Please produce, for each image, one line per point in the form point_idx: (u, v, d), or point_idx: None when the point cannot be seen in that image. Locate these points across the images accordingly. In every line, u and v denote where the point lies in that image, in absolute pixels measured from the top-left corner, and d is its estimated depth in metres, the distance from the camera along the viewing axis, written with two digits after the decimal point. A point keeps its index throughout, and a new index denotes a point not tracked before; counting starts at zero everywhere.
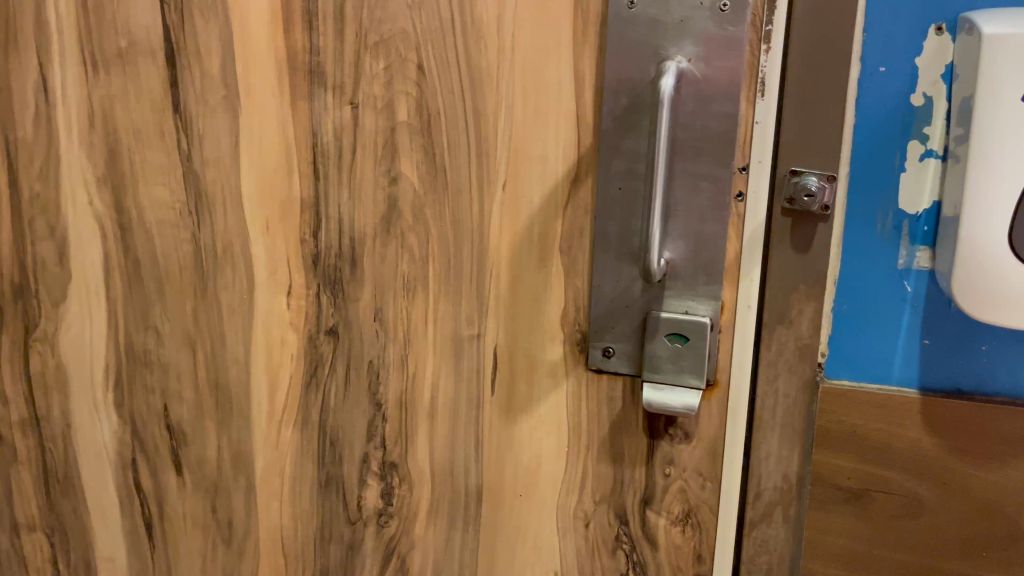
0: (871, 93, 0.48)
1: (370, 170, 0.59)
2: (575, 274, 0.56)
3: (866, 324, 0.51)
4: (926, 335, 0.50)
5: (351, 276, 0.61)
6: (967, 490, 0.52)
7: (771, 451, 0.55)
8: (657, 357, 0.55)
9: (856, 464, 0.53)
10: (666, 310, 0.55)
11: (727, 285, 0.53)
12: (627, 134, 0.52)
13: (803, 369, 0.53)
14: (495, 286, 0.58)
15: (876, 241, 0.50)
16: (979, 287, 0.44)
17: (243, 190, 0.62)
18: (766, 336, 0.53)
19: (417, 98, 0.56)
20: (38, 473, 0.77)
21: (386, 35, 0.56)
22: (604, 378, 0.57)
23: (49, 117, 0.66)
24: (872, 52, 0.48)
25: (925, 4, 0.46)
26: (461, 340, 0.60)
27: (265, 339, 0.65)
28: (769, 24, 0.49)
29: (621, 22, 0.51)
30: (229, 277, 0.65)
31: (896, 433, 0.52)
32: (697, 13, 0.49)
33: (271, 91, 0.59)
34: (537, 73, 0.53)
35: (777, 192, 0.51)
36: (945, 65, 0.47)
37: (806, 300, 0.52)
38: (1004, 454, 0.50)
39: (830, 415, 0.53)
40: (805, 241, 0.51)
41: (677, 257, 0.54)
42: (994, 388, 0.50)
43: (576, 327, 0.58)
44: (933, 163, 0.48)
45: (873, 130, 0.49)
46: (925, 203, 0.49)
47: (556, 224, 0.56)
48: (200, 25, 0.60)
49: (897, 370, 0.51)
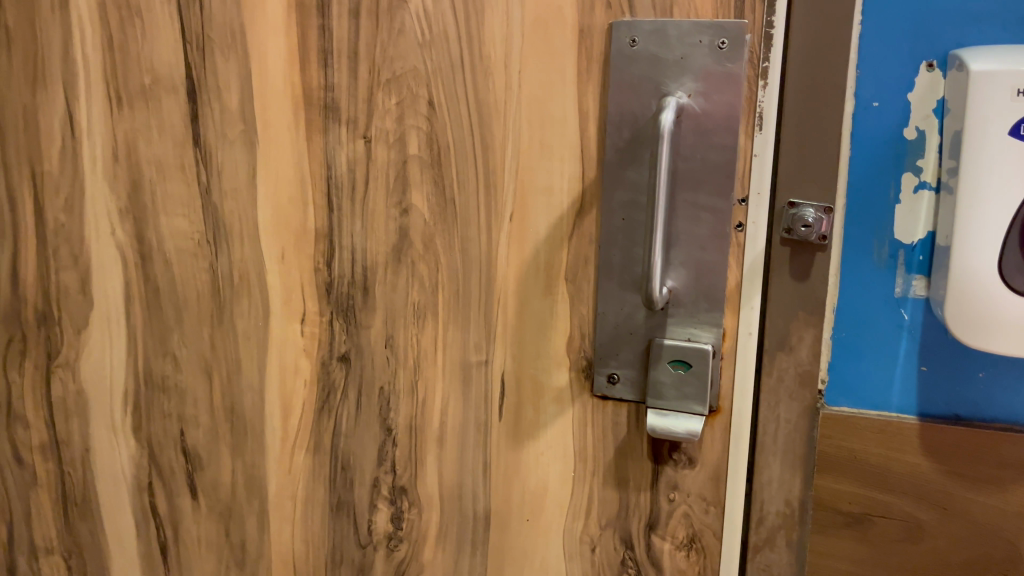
0: (865, 126, 0.50)
1: (382, 201, 0.61)
2: (580, 301, 0.58)
3: (864, 351, 0.52)
4: (923, 363, 0.51)
5: (363, 304, 0.63)
6: (969, 514, 0.52)
7: (772, 476, 0.56)
8: (661, 383, 0.56)
9: (857, 489, 0.54)
10: (670, 337, 0.56)
11: (728, 312, 0.55)
12: (630, 167, 0.54)
13: (803, 396, 0.54)
14: (502, 313, 0.60)
15: (873, 270, 0.51)
16: (972, 315, 0.44)
17: (259, 220, 0.64)
18: (767, 362, 0.54)
19: (428, 132, 0.58)
20: (57, 496, 0.79)
21: (398, 72, 0.58)
22: (609, 404, 0.59)
23: (75, 151, 0.69)
24: (866, 87, 0.49)
25: (916, 42, 0.48)
26: (470, 366, 0.61)
27: (280, 365, 0.67)
28: (766, 60, 0.51)
29: (623, 59, 0.53)
30: (245, 304, 0.67)
31: (896, 458, 0.53)
32: (696, 50, 0.51)
33: (288, 126, 0.62)
34: (543, 108, 0.56)
35: (776, 222, 0.52)
36: (936, 100, 0.48)
37: (805, 327, 0.53)
38: (1003, 478, 0.51)
39: (831, 440, 0.54)
40: (804, 269, 0.52)
41: (680, 286, 0.55)
42: (992, 414, 0.51)
43: (582, 354, 0.59)
44: (927, 194, 0.49)
45: (868, 163, 0.50)
46: (920, 233, 0.50)
47: (561, 253, 0.58)
48: (220, 63, 0.63)
49: (896, 396, 0.52)
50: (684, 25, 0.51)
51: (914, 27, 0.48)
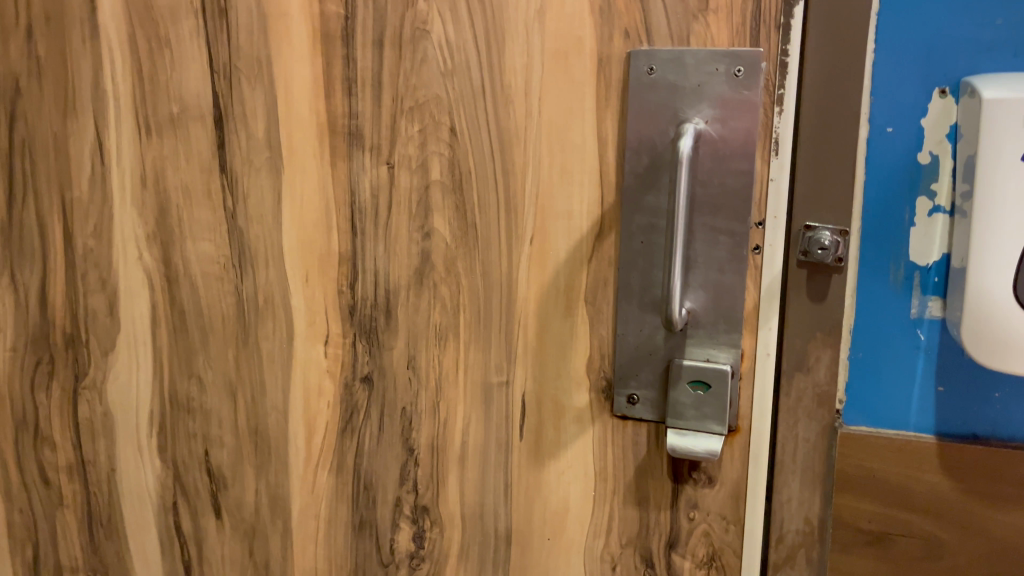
0: (879, 151, 0.51)
1: (404, 226, 0.62)
2: (600, 322, 0.59)
3: (882, 371, 0.53)
4: (940, 382, 0.52)
5: (386, 326, 0.64)
6: (988, 533, 0.53)
7: (792, 494, 0.56)
8: (680, 403, 0.57)
9: (877, 507, 0.54)
10: (689, 358, 0.57)
11: (746, 332, 0.56)
12: (648, 191, 0.56)
13: (821, 415, 0.55)
14: (523, 335, 0.61)
15: (889, 291, 0.52)
16: (988, 336, 0.45)
17: (284, 244, 0.66)
18: (785, 382, 0.55)
19: (450, 158, 0.60)
20: (83, 516, 0.80)
21: (421, 100, 0.60)
22: (629, 424, 0.59)
23: (104, 178, 0.71)
24: (880, 113, 0.51)
25: (928, 69, 0.49)
26: (491, 386, 0.62)
27: (304, 386, 0.68)
28: (781, 88, 0.52)
29: (641, 87, 0.54)
30: (270, 326, 0.68)
31: (914, 476, 0.53)
32: (713, 78, 0.53)
33: (312, 152, 0.63)
34: (562, 134, 0.57)
35: (793, 245, 0.54)
36: (949, 126, 0.49)
37: (822, 347, 0.54)
38: (1021, 497, 0.51)
39: (849, 459, 0.54)
40: (821, 291, 0.53)
41: (698, 307, 0.56)
42: (1009, 434, 0.52)
43: (602, 374, 0.60)
44: (941, 217, 0.50)
45: (883, 186, 0.51)
46: (936, 255, 0.51)
47: (581, 275, 0.59)
48: (247, 91, 0.64)
49: (914, 416, 0.53)
50: (700, 54, 0.53)
51: (926, 56, 0.49)
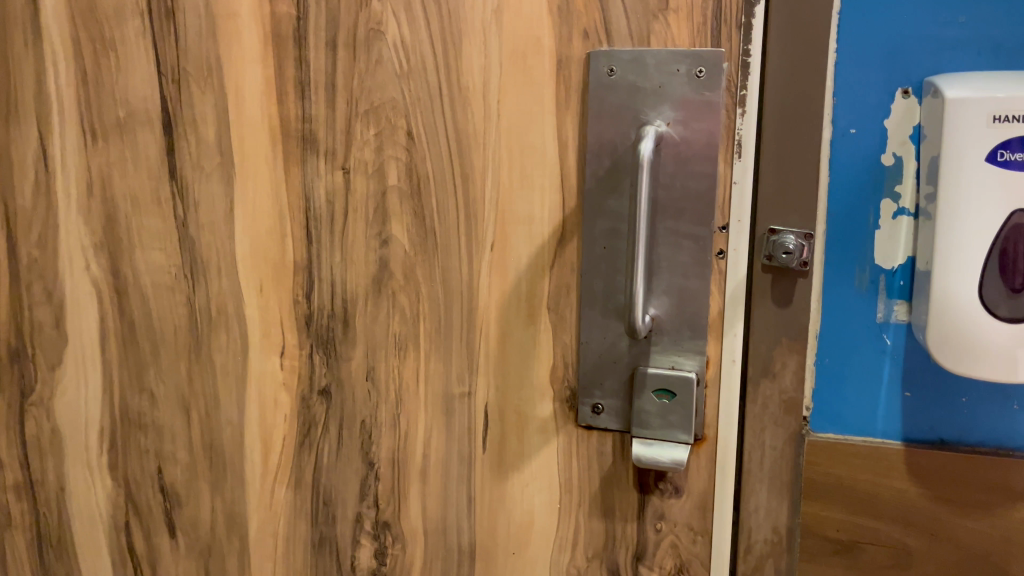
0: (843, 153, 0.50)
1: (361, 233, 0.60)
2: (563, 330, 0.58)
3: (848, 377, 0.52)
4: (906, 388, 0.51)
5: (343, 336, 0.62)
6: (956, 540, 0.52)
7: (759, 504, 0.55)
8: (645, 412, 0.56)
9: (844, 516, 0.53)
10: (653, 366, 0.56)
11: (711, 339, 0.54)
12: (610, 195, 0.54)
13: (788, 423, 0.54)
14: (484, 344, 0.59)
15: (854, 295, 0.51)
16: (954, 340, 0.44)
17: (237, 253, 0.64)
18: (751, 389, 0.54)
19: (407, 163, 0.58)
20: (32, 537, 0.77)
21: (376, 103, 0.58)
22: (594, 434, 0.58)
23: (48, 185, 0.68)
24: (843, 114, 0.50)
25: (890, 69, 0.48)
26: (452, 397, 0.61)
27: (259, 399, 0.66)
28: (743, 89, 0.51)
29: (601, 89, 0.53)
30: (223, 338, 0.66)
31: (881, 484, 0.52)
32: (673, 80, 0.52)
33: (265, 158, 0.61)
34: (522, 137, 0.55)
35: (757, 249, 0.52)
36: (912, 127, 0.49)
37: (788, 353, 0.53)
38: (987, 502, 0.51)
39: (816, 467, 0.53)
40: (786, 296, 0.52)
41: (662, 313, 0.55)
42: (976, 439, 0.51)
43: (565, 384, 0.58)
44: (906, 220, 0.50)
45: (847, 189, 0.50)
46: (900, 258, 0.50)
47: (543, 282, 0.57)
48: (196, 95, 0.62)
49: (881, 422, 0.52)
50: (661, 54, 0.52)
51: (888, 56, 0.48)
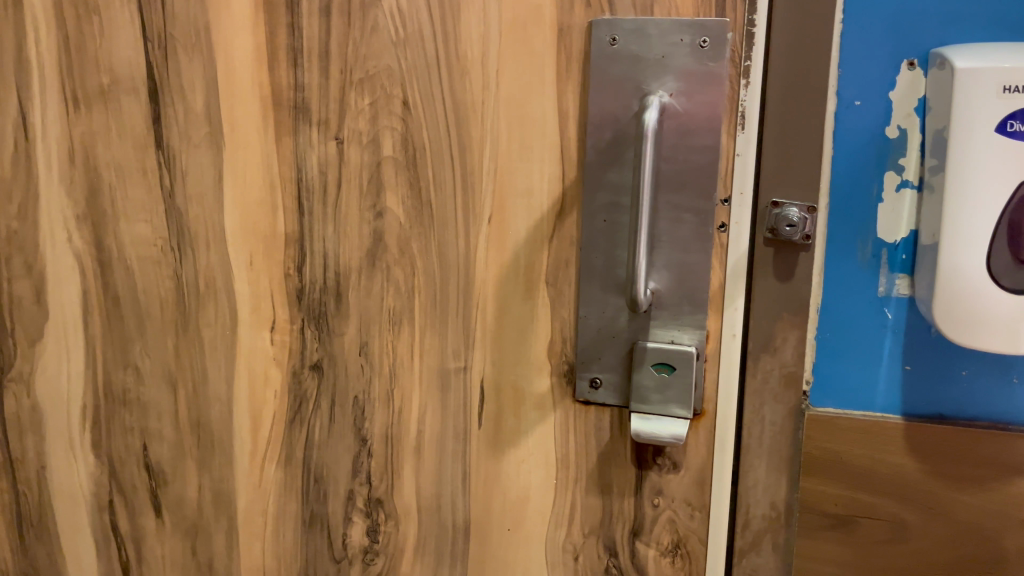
0: (847, 125, 0.50)
1: (355, 205, 0.59)
2: (561, 304, 0.57)
3: (849, 352, 0.52)
4: (907, 362, 0.51)
5: (336, 311, 0.61)
6: (953, 513, 0.52)
7: (758, 479, 0.55)
8: (644, 387, 0.55)
9: (843, 490, 0.53)
10: (653, 340, 0.55)
11: (712, 313, 0.54)
12: (610, 167, 0.53)
13: (788, 398, 0.53)
14: (481, 318, 0.58)
15: (856, 269, 0.51)
16: (960, 312, 0.44)
17: (226, 226, 0.62)
18: (751, 364, 0.54)
19: (403, 133, 0.57)
20: (11, 517, 0.75)
21: (371, 72, 0.56)
22: (592, 409, 0.57)
23: (28, 155, 0.66)
24: (848, 86, 0.49)
25: (897, 41, 0.48)
26: (447, 373, 0.60)
27: (249, 375, 0.64)
28: (748, 60, 0.50)
29: (603, 59, 0.52)
30: (212, 312, 0.64)
31: (880, 458, 0.52)
32: (676, 50, 0.51)
33: (255, 128, 0.60)
34: (521, 108, 0.54)
35: (759, 222, 0.52)
36: (918, 99, 0.48)
37: (789, 327, 0.52)
38: (984, 477, 0.51)
39: (815, 441, 0.53)
40: (788, 270, 0.52)
41: (662, 288, 0.54)
42: (975, 413, 0.51)
43: (563, 359, 0.57)
44: (909, 193, 0.49)
45: (851, 162, 0.50)
46: (903, 233, 0.50)
47: (542, 256, 0.56)
48: (184, 62, 0.60)
49: (880, 396, 0.52)
50: (664, 24, 0.51)
51: (895, 27, 0.48)
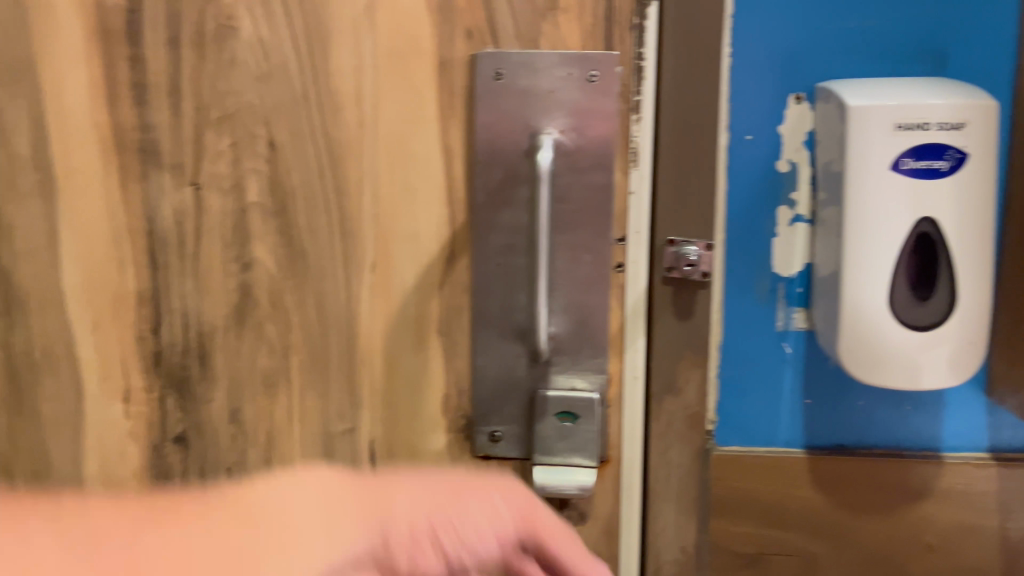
0: (739, 160, 0.49)
1: (218, 257, 0.53)
2: (455, 355, 0.53)
3: (751, 387, 0.52)
4: (807, 395, 0.51)
5: (201, 375, 0.55)
6: (860, 542, 0.51)
7: (667, 523, 0.53)
8: (547, 438, 0.51)
9: (752, 528, 0.53)
10: (553, 388, 0.52)
11: (612, 356, 0.51)
12: (501, 208, 0.50)
13: (693, 438, 0.52)
14: (369, 375, 0.54)
15: (754, 305, 0.51)
16: (865, 351, 0.43)
17: (65, 285, 0.54)
18: (655, 406, 0.52)
19: (270, 177, 0.51)
20: None
21: (231, 109, 0.50)
22: (493, 464, 0.54)
23: None
24: (738, 121, 0.49)
25: (784, 75, 0.48)
26: (333, 434, 0.55)
27: (100, 453, 0.57)
28: (638, 94, 0.48)
29: (488, 93, 0.49)
30: (51, 384, 0.56)
31: (786, 492, 0.52)
32: (565, 84, 0.48)
33: (94, 174, 0.52)
34: (402, 146, 0.50)
35: (657, 261, 0.50)
36: (806, 133, 0.48)
37: (691, 367, 0.51)
38: (888, 505, 0.51)
39: (722, 480, 0.52)
40: (687, 308, 0.50)
41: (561, 332, 0.51)
42: (873, 440, 0.51)
43: (459, 413, 0.54)
44: (802, 227, 0.49)
45: (745, 197, 0.50)
46: (798, 266, 0.50)
47: (432, 304, 0.52)
48: (4, 99, 0.52)
49: (783, 431, 0.52)
50: (551, 57, 0.48)
51: (781, 62, 0.48)
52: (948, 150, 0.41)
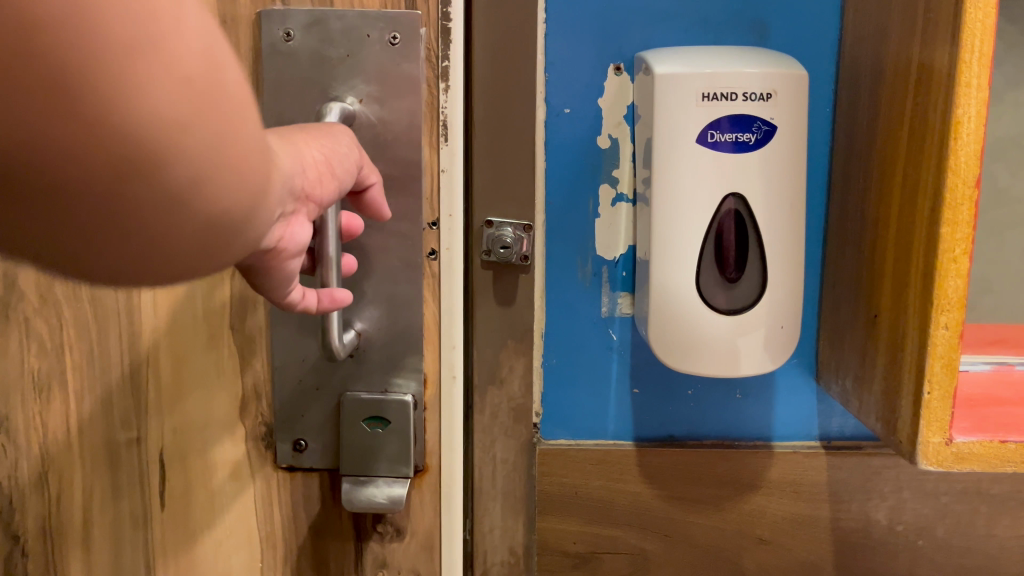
0: (558, 135, 0.46)
1: None
2: (251, 354, 0.46)
3: (578, 377, 0.49)
4: (635, 384, 0.49)
5: None
6: (691, 538, 0.49)
7: (494, 524, 0.50)
8: (357, 446, 0.45)
9: (581, 527, 0.50)
10: (362, 390, 0.45)
11: (429, 353, 0.45)
12: None
13: (519, 432, 0.49)
14: (151, 378, 0.46)
15: (578, 290, 0.48)
16: (676, 336, 0.41)
17: None
18: (478, 399, 0.48)
19: None
20: None
21: None
22: (297, 475, 0.47)
23: None
24: (556, 93, 0.46)
25: (603, 43, 0.45)
26: (108, 451, 0.47)
27: None
28: (445, 59, 0.42)
29: (277, 56, 0.42)
30: None
31: (616, 488, 0.49)
32: (364, 46, 0.41)
33: None
34: None
35: (473, 244, 0.46)
36: (626, 106, 0.46)
37: (515, 356, 0.48)
38: (720, 497, 0.49)
39: (549, 477, 0.49)
40: (508, 294, 0.47)
41: (370, 327, 0.45)
42: (704, 431, 0.49)
43: (260, 420, 0.47)
44: (625, 207, 0.47)
45: (565, 175, 0.47)
46: (622, 248, 0.47)
47: (221, 290, 0.45)
48: None
49: (612, 423, 0.49)
50: (346, 16, 0.41)
51: (599, 29, 0.45)
52: (755, 122, 0.40)
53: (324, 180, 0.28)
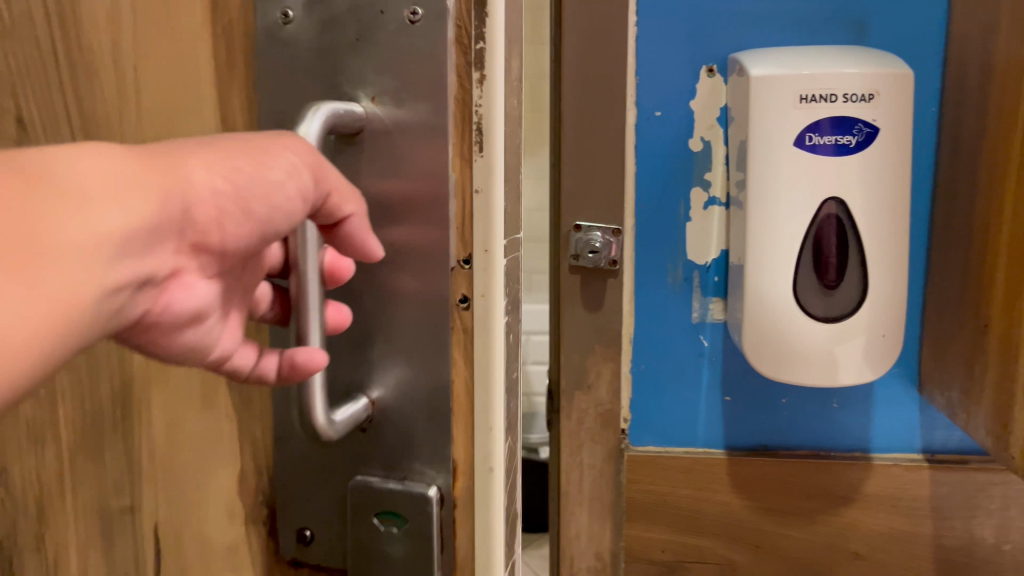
0: (649, 138, 0.46)
1: None
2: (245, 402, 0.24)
3: (667, 384, 0.48)
4: (727, 391, 0.48)
5: None
6: (781, 551, 0.48)
7: (581, 528, 0.50)
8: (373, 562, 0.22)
9: (669, 535, 0.49)
10: (381, 469, 0.22)
11: (457, 430, 0.22)
12: None
13: (607, 438, 0.49)
14: (144, 434, 0.25)
15: (668, 295, 0.47)
16: (770, 344, 0.40)
17: None
18: (565, 403, 0.48)
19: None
20: None
21: None
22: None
23: None
24: (646, 96, 0.45)
25: (695, 45, 0.44)
26: (104, 520, 0.25)
27: None
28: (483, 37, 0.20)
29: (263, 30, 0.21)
30: None
31: (705, 497, 0.48)
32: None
33: None
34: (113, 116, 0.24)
35: (562, 248, 0.46)
36: (719, 108, 0.45)
37: (602, 361, 0.48)
38: (813, 509, 0.47)
39: (636, 485, 0.49)
40: (596, 298, 0.47)
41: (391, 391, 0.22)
42: (798, 442, 0.48)
43: (261, 498, 0.25)
44: (718, 211, 0.46)
45: (655, 178, 0.46)
46: (714, 253, 0.46)
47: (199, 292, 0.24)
48: None
49: (702, 430, 0.48)
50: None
51: (690, 31, 0.44)
52: (855, 124, 0.38)
53: (223, 218, 0.15)
